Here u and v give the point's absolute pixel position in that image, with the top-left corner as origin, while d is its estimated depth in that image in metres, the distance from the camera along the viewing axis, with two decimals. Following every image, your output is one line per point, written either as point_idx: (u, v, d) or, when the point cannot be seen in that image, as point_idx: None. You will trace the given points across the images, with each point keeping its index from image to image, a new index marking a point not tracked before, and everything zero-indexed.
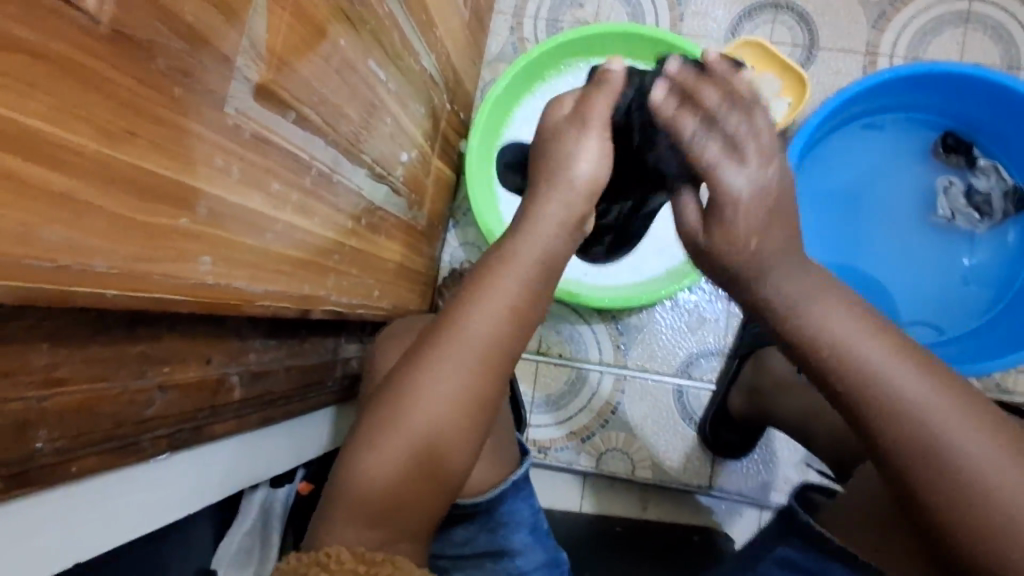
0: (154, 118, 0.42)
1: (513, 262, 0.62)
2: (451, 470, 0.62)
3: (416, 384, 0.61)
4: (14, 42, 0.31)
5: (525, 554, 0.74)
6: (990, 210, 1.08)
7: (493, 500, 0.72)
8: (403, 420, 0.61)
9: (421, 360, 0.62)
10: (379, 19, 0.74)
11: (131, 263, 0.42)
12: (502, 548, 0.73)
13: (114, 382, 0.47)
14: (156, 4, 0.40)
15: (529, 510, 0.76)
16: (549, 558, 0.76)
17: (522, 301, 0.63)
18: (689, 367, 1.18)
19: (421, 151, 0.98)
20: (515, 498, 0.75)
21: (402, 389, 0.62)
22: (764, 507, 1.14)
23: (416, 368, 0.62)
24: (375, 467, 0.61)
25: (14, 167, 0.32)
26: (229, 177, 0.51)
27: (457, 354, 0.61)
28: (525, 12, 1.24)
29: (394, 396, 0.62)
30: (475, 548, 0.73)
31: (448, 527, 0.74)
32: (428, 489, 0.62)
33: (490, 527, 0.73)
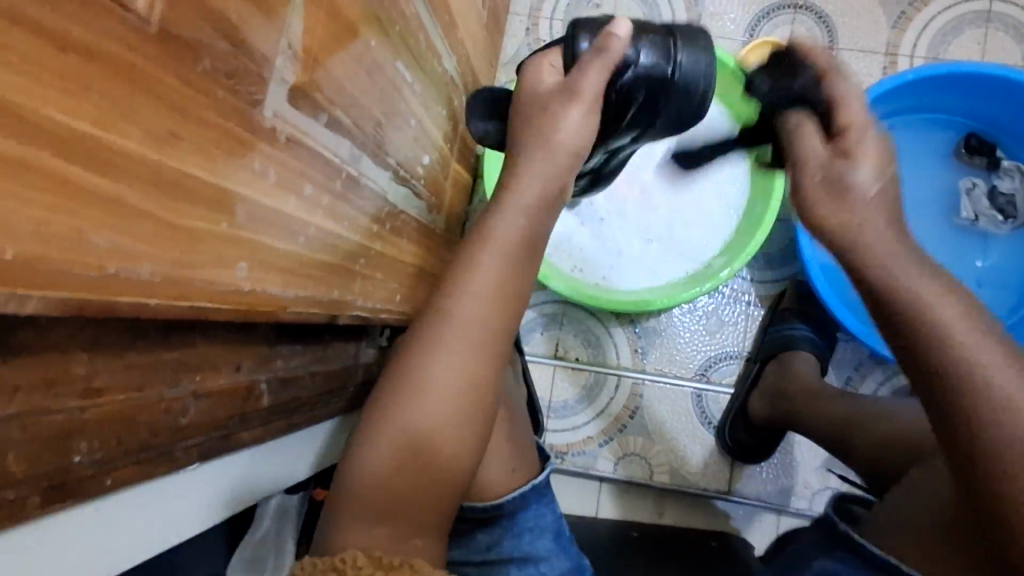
0: (199, 120, 0.41)
1: (493, 253, 0.67)
2: (460, 463, 0.64)
3: (419, 376, 0.64)
4: (68, 43, 0.30)
5: (548, 560, 0.69)
6: (1014, 211, 1.07)
7: (515, 500, 0.70)
8: (409, 415, 0.63)
9: (421, 352, 0.65)
10: (406, 19, 0.73)
11: (173, 269, 0.41)
12: (525, 553, 0.69)
13: (151, 391, 0.46)
14: (202, 3, 0.39)
15: (553, 515, 0.72)
16: (575, 564, 0.71)
17: (507, 286, 0.67)
18: (707, 371, 1.17)
19: (441, 153, 0.97)
20: (538, 502, 0.72)
21: (405, 382, 0.64)
22: (782, 512, 1.13)
23: (417, 361, 0.65)
24: (378, 459, 0.63)
25: (66, 172, 0.31)
26: (266, 181, 0.50)
27: (449, 344, 0.64)
28: (541, 13, 1.23)
29: (391, 390, 0.65)
30: (497, 553, 0.69)
31: (469, 532, 0.71)
32: (439, 484, 0.63)
33: (513, 531, 0.70)
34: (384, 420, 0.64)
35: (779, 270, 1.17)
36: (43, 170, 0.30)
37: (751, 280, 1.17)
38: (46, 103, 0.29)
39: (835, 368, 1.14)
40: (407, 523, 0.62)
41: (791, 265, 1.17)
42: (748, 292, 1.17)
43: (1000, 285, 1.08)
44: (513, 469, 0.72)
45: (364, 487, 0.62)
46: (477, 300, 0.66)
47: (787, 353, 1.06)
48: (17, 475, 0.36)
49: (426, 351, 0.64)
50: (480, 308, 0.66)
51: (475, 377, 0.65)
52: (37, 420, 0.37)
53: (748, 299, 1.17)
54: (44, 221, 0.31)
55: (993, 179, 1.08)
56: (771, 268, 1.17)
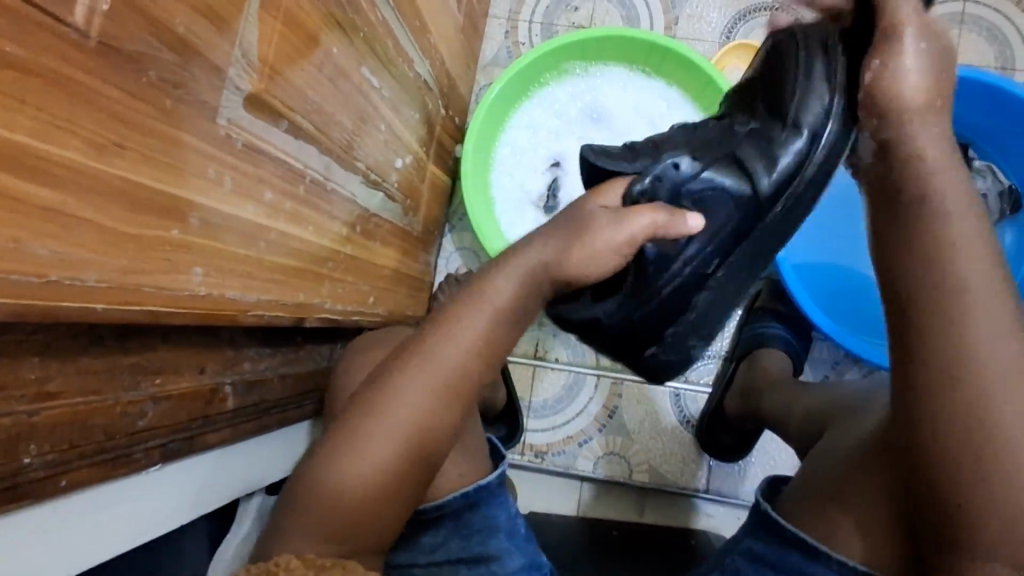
0: (145, 130, 0.42)
1: (484, 298, 0.69)
2: (411, 489, 0.65)
3: (390, 398, 0.65)
4: (3, 57, 0.31)
5: (500, 560, 0.70)
6: (985, 211, 1.09)
7: (465, 502, 0.70)
8: (376, 432, 0.64)
9: (399, 375, 0.67)
10: (372, 25, 0.74)
11: (121, 274, 0.41)
12: (475, 553, 0.70)
13: (107, 395, 0.47)
14: (144, 15, 0.39)
15: (506, 515, 0.72)
16: (528, 562, 0.72)
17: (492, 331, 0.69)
18: (685, 371, 1.18)
19: (416, 157, 0.98)
20: (491, 503, 0.71)
21: (377, 395, 0.66)
22: (749, 506, 1.14)
23: (393, 381, 0.66)
24: (346, 474, 0.63)
25: (1, 183, 0.32)
26: (222, 188, 0.51)
27: (425, 376, 0.66)
28: (520, 16, 1.24)
29: (361, 408, 0.66)
30: (445, 553, 0.70)
31: (415, 534, 0.71)
32: (388, 506, 0.64)
33: (461, 533, 0.70)
34: (355, 435, 0.64)
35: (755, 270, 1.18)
36: None
37: None
38: None
39: (811, 366, 1.15)
40: (363, 533, 0.63)
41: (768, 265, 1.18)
42: None
43: None
44: (462, 473, 0.71)
45: (330, 496, 0.62)
46: (459, 346, 0.67)
47: (760, 351, 1.07)
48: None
49: (397, 398, 0.65)
50: (460, 352, 0.67)
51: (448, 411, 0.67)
52: None
53: None
54: None
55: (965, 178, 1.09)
56: None
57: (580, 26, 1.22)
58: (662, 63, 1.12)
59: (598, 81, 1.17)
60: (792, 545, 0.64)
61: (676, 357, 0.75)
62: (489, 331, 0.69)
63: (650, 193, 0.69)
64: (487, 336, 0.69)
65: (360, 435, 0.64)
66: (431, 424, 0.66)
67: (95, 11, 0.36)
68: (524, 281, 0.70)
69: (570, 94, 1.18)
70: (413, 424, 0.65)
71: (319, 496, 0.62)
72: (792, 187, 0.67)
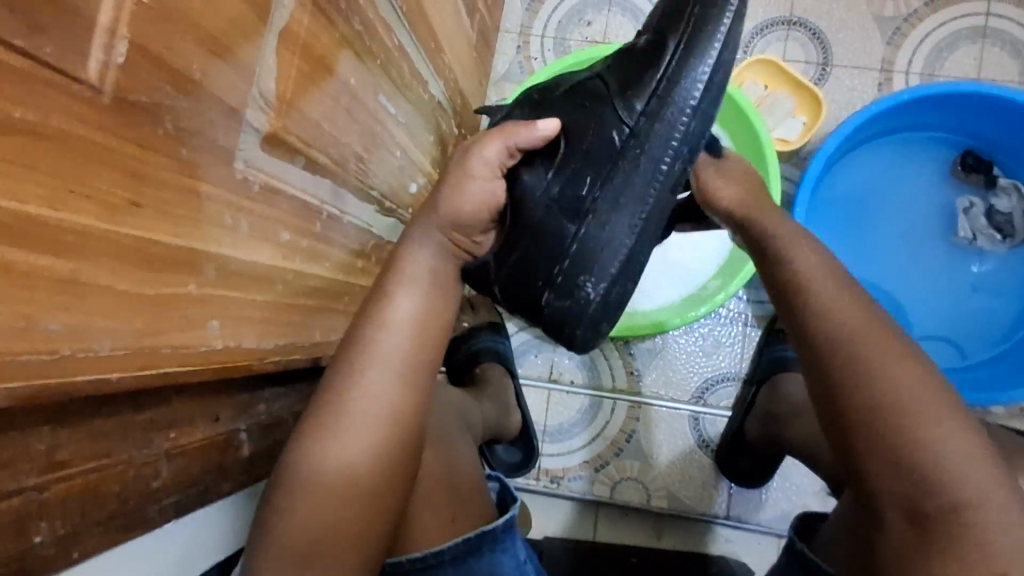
0: (161, 184, 0.39)
1: (405, 279, 0.67)
2: (392, 486, 0.61)
3: (346, 388, 0.61)
4: (11, 123, 0.28)
5: None
6: (1012, 230, 1.05)
7: (464, 547, 0.63)
8: (341, 426, 0.60)
9: (347, 365, 0.62)
10: (388, 51, 0.71)
11: (137, 338, 0.39)
12: None
13: (120, 456, 0.45)
14: (159, 63, 0.37)
15: (512, 562, 0.65)
16: None
17: (428, 312, 0.66)
18: (704, 394, 1.15)
19: (429, 179, 0.96)
20: (495, 550, 0.65)
21: (330, 391, 0.61)
22: (782, 536, 1.11)
23: (344, 372, 0.62)
24: (322, 476, 0.59)
25: (10, 259, 0.29)
26: (238, 234, 0.48)
27: (374, 370, 0.62)
28: (532, 30, 1.22)
29: (314, 411, 0.61)
30: None
31: None
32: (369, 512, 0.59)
33: None
34: (318, 438, 0.59)
35: None
36: None
37: (747, 300, 1.16)
38: None
39: None
40: (348, 542, 0.59)
41: None
42: (744, 313, 1.15)
43: (999, 304, 1.07)
44: (452, 519, 0.66)
45: (306, 508, 0.58)
46: (397, 329, 0.64)
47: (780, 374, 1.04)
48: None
49: (354, 385, 0.61)
50: (398, 341, 0.63)
51: (412, 393, 0.63)
52: None
53: (745, 320, 1.15)
54: None
55: (990, 196, 1.06)
56: None
57: (594, 40, 1.20)
58: None
59: None
60: None
61: (571, 303, 0.66)
62: (424, 309, 0.66)
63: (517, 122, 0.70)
64: (422, 314, 0.66)
65: (321, 438, 0.59)
66: (392, 411, 0.62)
67: (108, 64, 0.33)
68: (438, 260, 0.70)
69: None
70: (375, 416, 0.61)
71: (299, 516, 0.58)
72: (668, 119, 0.62)
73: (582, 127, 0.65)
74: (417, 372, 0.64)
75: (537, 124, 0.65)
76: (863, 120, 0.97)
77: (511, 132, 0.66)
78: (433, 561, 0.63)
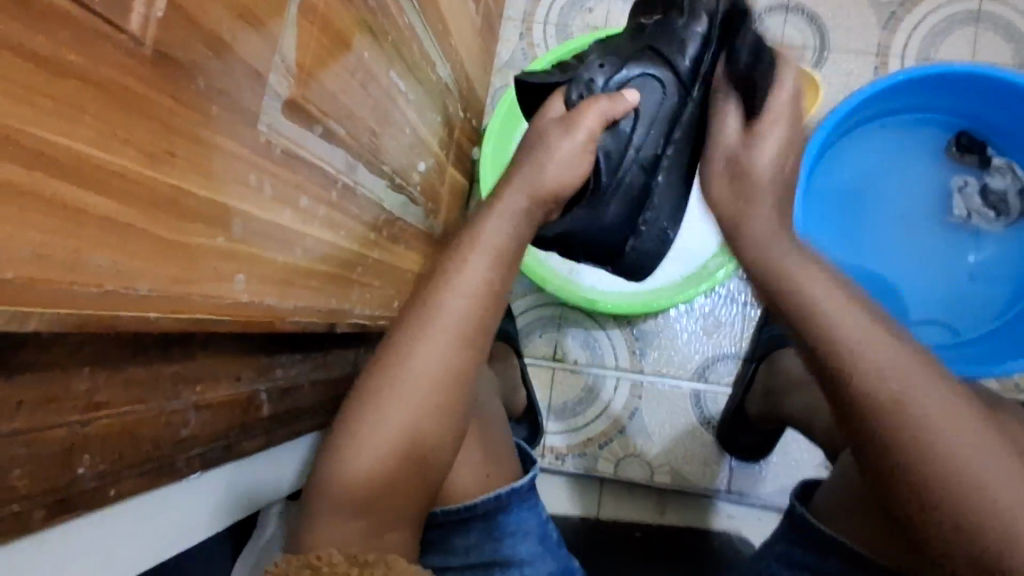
0: (194, 138, 0.41)
1: (479, 242, 0.66)
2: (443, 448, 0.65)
3: (409, 351, 0.63)
4: (64, 67, 0.31)
5: (531, 564, 0.69)
6: (1006, 209, 1.08)
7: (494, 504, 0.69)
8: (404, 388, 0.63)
9: (412, 328, 0.64)
10: (399, 29, 0.73)
11: (173, 285, 0.41)
12: (506, 557, 0.69)
13: (151, 404, 0.47)
14: (193, 22, 0.39)
15: (536, 519, 0.71)
16: (562, 567, 0.71)
17: (494, 277, 0.66)
18: (705, 372, 1.17)
19: (437, 159, 0.98)
20: (520, 507, 0.70)
21: (392, 354, 0.64)
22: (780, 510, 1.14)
23: (409, 335, 0.64)
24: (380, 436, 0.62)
25: (63, 195, 0.32)
26: (262, 194, 0.51)
27: (435, 341, 0.63)
28: (535, 17, 1.24)
29: (378, 371, 0.64)
30: (476, 555, 0.69)
31: (446, 537, 0.70)
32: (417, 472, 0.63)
33: (492, 536, 0.69)
34: (378, 398, 0.63)
35: None
36: (41, 193, 0.31)
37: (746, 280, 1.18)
38: (43, 128, 0.30)
39: None
40: (393, 501, 0.62)
41: None
42: (744, 293, 1.18)
43: (994, 283, 1.09)
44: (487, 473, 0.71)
45: (359, 465, 0.61)
46: (463, 298, 0.64)
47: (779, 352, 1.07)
48: (22, 491, 0.37)
49: (418, 349, 0.63)
50: (466, 307, 0.64)
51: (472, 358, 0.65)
52: (38, 436, 0.38)
53: (744, 300, 1.18)
54: (42, 244, 0.31)
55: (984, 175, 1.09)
56: None
57: (596, 27, 1.22)
58: None
59: None
60: (831, 548, 0.63)
61: (651, 242, 0.77)
62: (490, 278, 0.65)
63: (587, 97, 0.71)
64: (488, 287, 0.65)
65: (383, 399, 0.63)
66: (445, 378, 0.64)
67: (148, 19, 0.36)
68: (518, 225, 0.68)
69: None
70: (431, 377, 0.63)
71: (355, 469, 0.61)
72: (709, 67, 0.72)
73: (647, 91, 0.71)
74: (483, 335, 0.65)
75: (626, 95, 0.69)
76: (860, 100, 1.00)
77: (605, 103, 0.68)
78: (466, 514, 0.69)
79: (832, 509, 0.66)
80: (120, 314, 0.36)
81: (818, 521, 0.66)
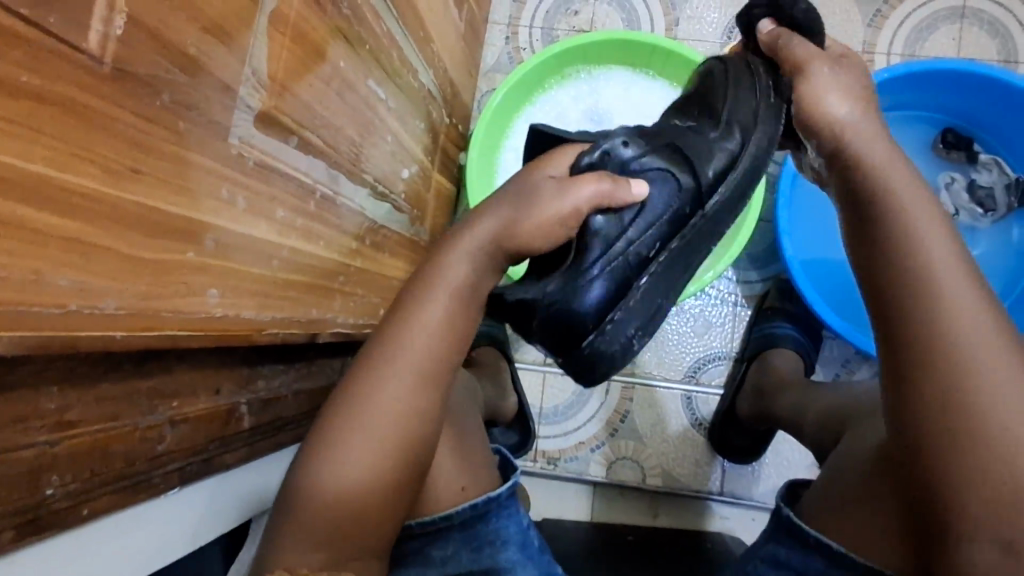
0: (160, 154, 0.41)
1: (443, 272, 0.66)
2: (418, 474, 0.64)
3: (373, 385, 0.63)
4: (18, 88, 0.31)
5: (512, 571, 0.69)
6: (993, 204, 1.08)
7: (473, 513, 0.69)
8: (369, 421, 0.62)
9: (375, 363, 0.64)
10: (377, 37, 0.73)
11: (140, 301, 0.41)
12: (487, 565, 0.69)
13: (125, 421, 0.47)
14: (155, 38, 0.39)
15: (517, 526, 0.71)
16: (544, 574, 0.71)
17: (456, 308, 0.66)
18: (697, 373, 1.17)
19: (421, 166, 0.98)
20: (501, 514, 0.70)
21: (357, 389, 0.63)
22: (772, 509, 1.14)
23: (373, 370, 0.64)
24: (351, 469, 0.61)
25: (21, 215, 0.32)
26: (235, 207, 0.51)
27: (399, 377, 0.63)
28: (520, 21, 1.24)
29: (346, 398, 0.63)
30: (456, 566, 0.69)
31: (424, 548, 0.70)
32: (396, 500, 0.63)
33: (471, 545, 0.69)
34: (344, 426, 0.62)
35: (761, 270, 1.18)
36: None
37: (736, 280, 1.18)
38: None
39: (822, 365, 1.15)
40: (366, 528, 0.62)
41: (773, 265, 1.18)
42: (734, 293, 1.18)
43: (985, 280, 1.08)
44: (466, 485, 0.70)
45: (332, 495, 0.61)
46: (428, 329, 0.65)
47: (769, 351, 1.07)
48: None
49: (381, 383, 0.63)
50: (428, 336, 0.64)
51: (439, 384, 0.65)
52: (5, 456, 0.38)
53: (734, 300, 1.18)
54: (0, 265, 0.31)
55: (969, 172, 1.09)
56: (754, 268, 1.18)
57: (581, 29, 1.22)
58: (662, 66, 1.12)
59: (601, 83, 1.16)
60: (816, 551, 0.63)
61: (615, 346, 0.67)
62: (452, 306, 0.66)
63: (598, 166, 0.69)
64: (451, 319, 0.66)
65: (350, 427, 0.62)
66: (410, 411, 0.63)
67: (107, 36, 0.35)
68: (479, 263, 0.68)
69: (573, 97, 1.16)
70: (398, 412, 0.63)
71: (325, 494, 0.61)
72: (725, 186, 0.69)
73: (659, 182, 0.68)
74: (451, 360, 0.66)
75: (633, 185, 0.67)
76: None
77: (601, 179, 0.66)
78: (443, 524, 0.68)
79: (816, 509, 0.65)
80: (84, 334, 0.36)
81: (799, 520, 0.65)
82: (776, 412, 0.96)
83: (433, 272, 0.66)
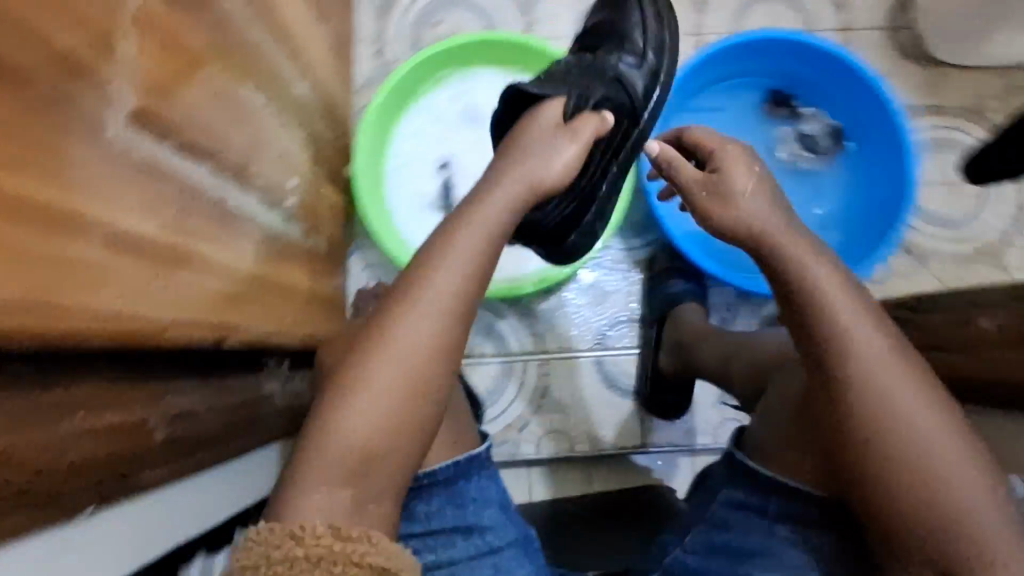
0: (30, 142, 0.41)
1: (452, 256, 0.70)
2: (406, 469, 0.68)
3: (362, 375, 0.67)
4: None
5: (494, 531, 0.74)
6: (821, 148, 1.25)
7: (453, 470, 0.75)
8: (359, 416, 0.66)
9: (371, 352, 0.68)
10: (247, 47, 0.75)
11: (40, 286, 0.41)
12: (469, 525, 0.74)
13: (34, 431, 0.45)
14: (17, 27, 0.39)
15: (496, 488, 0.77)
16: (522, 535, 0.77)
17: (459, 300, 0.69)
18: (603, 339, 1.24)
19: (309, 177, 0.99)
20: (480, 476, 0.77)
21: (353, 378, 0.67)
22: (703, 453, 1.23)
23: (365, 359, 0.68)
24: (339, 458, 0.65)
25: None
26: (119, 204, 0.50)
27: (398, 361, 0.67)
28: (386, 35, 1.29)
29: (330, 403, 0.67)
30: (440, 525, 0.73)
31: (408, 504, 0.74)
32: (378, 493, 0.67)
33: (455, 504, 0.74)
34: (337, 421, 0.66)
35: (643, 236, 1.27)
36: None
37: (622, 249, 1.27)
38: None
39: (713, 312, 1.26)
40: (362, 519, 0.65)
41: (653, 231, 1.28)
42: (622, 260, 1.26)
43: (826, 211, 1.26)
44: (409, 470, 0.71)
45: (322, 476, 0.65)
46: (425, 326, 0.68)
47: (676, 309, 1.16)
48: None
49: (378, 371, 0.67)
50: (422, 329, 0.68)
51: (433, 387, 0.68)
52: None
53: (625, 267, 1.26)
54: None
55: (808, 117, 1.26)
56: (637, 235, 1.27)
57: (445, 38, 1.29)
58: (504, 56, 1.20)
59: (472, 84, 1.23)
60: None
61: (583, 240, 0.90)
62: (452, 303, 0.69)
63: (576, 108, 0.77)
64: (463, 284, 0.70)
65: (340, 409, 0.66)
66: (409, 377, 0.67)
67: None
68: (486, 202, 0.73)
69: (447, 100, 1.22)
70: (387, 404, 0.67)
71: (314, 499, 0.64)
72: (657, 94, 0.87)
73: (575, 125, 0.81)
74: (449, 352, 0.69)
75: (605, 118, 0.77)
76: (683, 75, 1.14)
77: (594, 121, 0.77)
78: (427, 480, 0.74)
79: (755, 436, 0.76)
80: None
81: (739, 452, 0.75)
82: (700, 363, 1.07)
83: (440, 245, 0.71)
